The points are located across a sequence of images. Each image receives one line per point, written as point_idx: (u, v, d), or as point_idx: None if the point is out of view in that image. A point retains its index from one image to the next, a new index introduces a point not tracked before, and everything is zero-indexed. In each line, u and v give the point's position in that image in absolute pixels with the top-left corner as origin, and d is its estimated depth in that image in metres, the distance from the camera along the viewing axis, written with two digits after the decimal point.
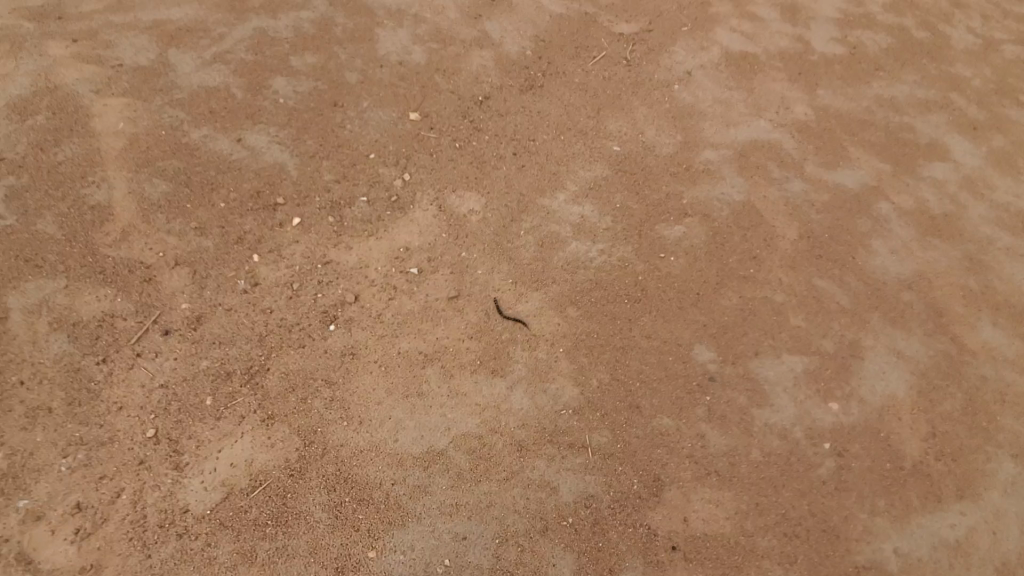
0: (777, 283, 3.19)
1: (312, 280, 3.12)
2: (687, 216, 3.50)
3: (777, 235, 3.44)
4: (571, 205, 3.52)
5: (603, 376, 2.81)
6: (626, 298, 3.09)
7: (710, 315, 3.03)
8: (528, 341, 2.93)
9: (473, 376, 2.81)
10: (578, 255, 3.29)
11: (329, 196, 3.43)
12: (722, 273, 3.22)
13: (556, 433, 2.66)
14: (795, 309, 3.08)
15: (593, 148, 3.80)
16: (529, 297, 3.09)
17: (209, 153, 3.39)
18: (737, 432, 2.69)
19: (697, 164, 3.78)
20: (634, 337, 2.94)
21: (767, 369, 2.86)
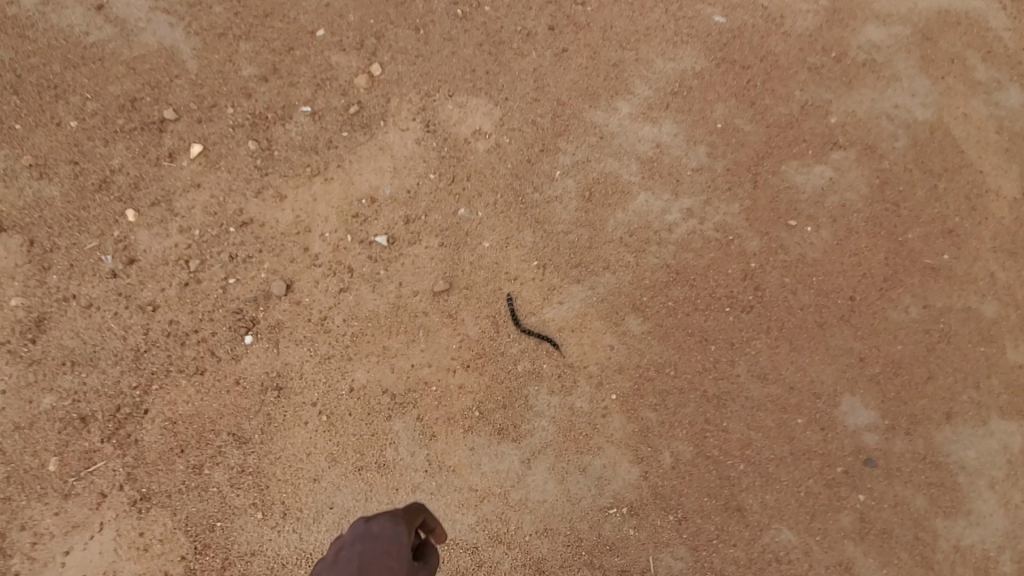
0: (982, 284, 1.91)
1: (220, 254, 1.97)
2: (839, 145, 2.10)
3: (988, 189, 2.06)
4: (639, 125, 2.14)
5: (684, 449, 1.72)
6: (728, 306, 1.85)
7: (873, 342, 1.80)
8: (561, 378, 1.80)
9: (468, 438, 1.76)
10: (649, 218, 1.99)
11: (249, 106, 2.13)
12: (896, 261, 1.91)
13: (600, 549, 1.69)
14: (1015, 335, 1.86)
15: (682, 16, 2.24)
16: (568, 295, 1.90)
17: (51, 33, 2.08)
18: (905, 562, 1.67)
19: (856, 50, 2.22)
20: (739, 380, 1.77)
21: (964, 448, 1.73)
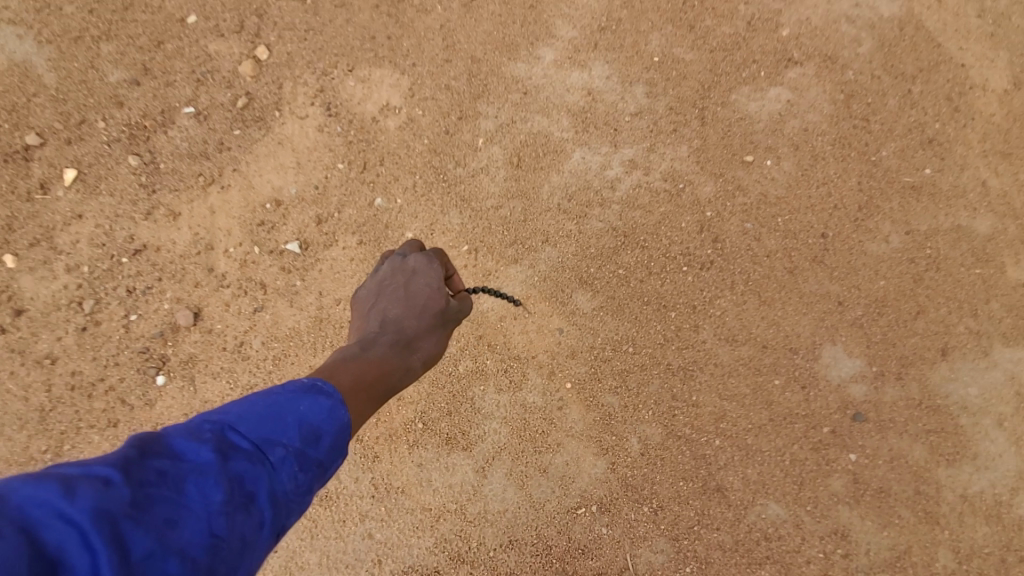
0: (975, 192, 1.65)
1: (115, 288, 1.76)
2: (795, 62, 1.83)
3: (971, 84, 1.79)
4: (567, 72, 1.87)
5: (651, 432, 1.54)
6: (686, 266, 1.64)
7: (852, 282, 1.59)
8: (508, 373, 1.61)
9: (414, 454, 1.58)
10: (586, 178, 1.75)
11: (123, 116, 1.88)
12: (871, 185, 1.67)
13: (570, 552, 1.52)
14: (1015, 249, 1.61)
15: None
16: (506, 280, 1.68)
17: None
18: (910, 522, 1.46)
19: None
20: (706, 347, 1.57)
21: (964, 385, 1.52)
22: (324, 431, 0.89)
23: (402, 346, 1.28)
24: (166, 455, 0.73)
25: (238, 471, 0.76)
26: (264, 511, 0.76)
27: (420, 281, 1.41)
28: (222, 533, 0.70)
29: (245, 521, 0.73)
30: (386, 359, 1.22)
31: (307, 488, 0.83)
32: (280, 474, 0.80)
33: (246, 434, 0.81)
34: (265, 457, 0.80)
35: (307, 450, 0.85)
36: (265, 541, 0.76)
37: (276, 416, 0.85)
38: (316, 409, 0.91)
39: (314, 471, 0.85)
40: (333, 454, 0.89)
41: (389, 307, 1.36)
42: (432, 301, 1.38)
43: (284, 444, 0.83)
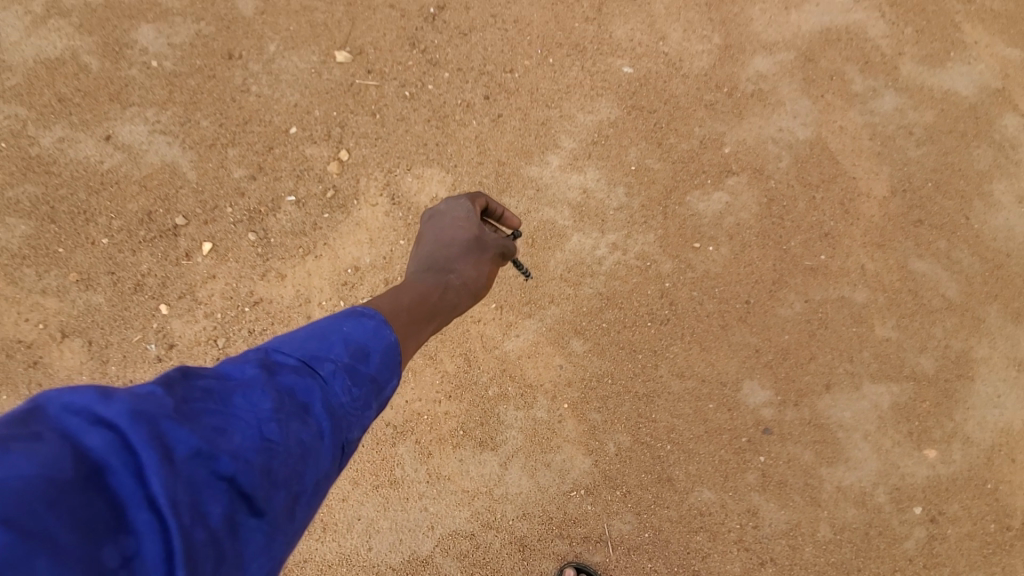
0: (857, 273, 2.35)
1: (241, 329, 2.47)
2: (732, 172, 2.51)
3: (860, 192, 2.47)
4: (568, 175, 2.54)
5: (624, 439, 2.23)
6: (650, 321, 2.33)
7: (765, 336, 2.28)
8: (523, 396, 2.27)
9: (457, 452, 2.24)
10: (581, 256, 2.42)
11: (244, 202, 2.55)
12: (782, 267, 2.36)
13: (566, 523, 2.18)
14: (883, 314, 2.29)
15: (594, 73, 2.65)
16: (523, 329, 2.34)
17: (69, 166, 2.50)
18: (799, 503, 2.16)
19: (745, 82, 2.63)
20: (662, 380, 2.27)
21: (842, 410, 2.21)
22: (366, 340, 1.22)
23: (440, 270, 1.75)
24: (222, 376, 0.96)
25: (286, 383, 1.01)
26: (319, 416, 1.01)
27: (452, 219, 1.89)
28: (278, 434, 0.92)
29: (297, 424, 0.96)
30: (429, 281, 1.70)
31: (358, 395, 1.11)
32: (330, 387, 1.07)
33: (290, 356, 1.08)
34: (314, 371, 1.07)
35: (353, 364, 1.14)
36: (318, 440, 0.98)
37: (320, 337, 1.16)
38: (360, 330, 1.24)
39: (356, 380, 1.12)
40: (382, 367, 1.20)
41: (430, 243, 1.86)
42: (461, 231, 1.85)
43: (331, 360, 1.12)
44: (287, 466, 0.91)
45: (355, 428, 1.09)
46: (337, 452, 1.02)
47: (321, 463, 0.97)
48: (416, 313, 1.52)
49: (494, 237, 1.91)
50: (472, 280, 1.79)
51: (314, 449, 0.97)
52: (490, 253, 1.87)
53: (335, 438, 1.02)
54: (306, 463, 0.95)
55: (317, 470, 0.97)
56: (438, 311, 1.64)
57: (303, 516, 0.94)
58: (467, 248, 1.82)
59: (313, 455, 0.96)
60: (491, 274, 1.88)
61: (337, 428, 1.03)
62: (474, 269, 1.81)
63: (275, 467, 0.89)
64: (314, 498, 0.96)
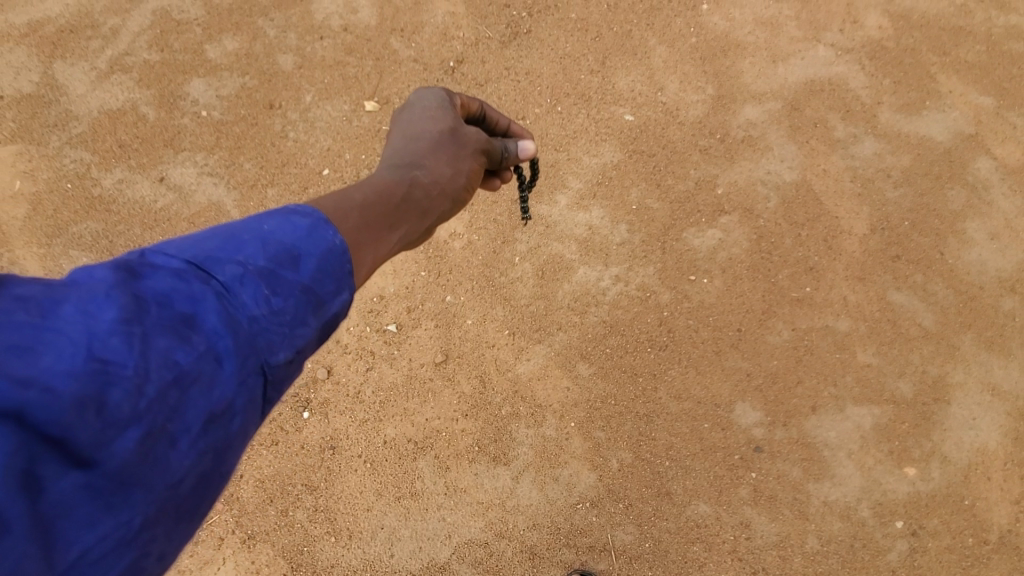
0: (840, 305, 2.58)
1: None
2: (724, 212, 2.75)
3: (842, 230, 2.71)
4: (576, 213, 2.76)
5: (626, 455, 2.43)
6: (649, 346, 2.56)
7: (755, 361, 2.52)
8: (533, 415, 2.49)
9: (473, 466, 2.44)
10: (587, 287, 2.65)
11: None
12: (770, 298, 2.60)
13: (574, 534, 2.36)
14: (863, 341, 2.53)
15: (598, 121, 2.92)
16: (534, 354, 2.57)
17: (127, 205, 2.79)
18: (789, 516, 2.35)
19: (736, 130, 2.89)
20: (661, 401, 2.49)
21: (827, 430, 2.43)
22: (291, 243, 0.99)
23: (407, 166, 1.54)
24: (51, 281, 0.75)
25: (155, 290, 0.80)
26: (207, 332, 0.82)
27: (422, 108, 1.72)
28: (126, 353, 0.73)
29: (165, 343, 0.77)
30: (392, 175, 1.48)
31: (279, 308, 0.91)
32: (233, 295, 0.87)
33: (175, 255, 0.86)
34: (207, 275, 0.86)
35: (272, 269, 0.94)
36: (205, 363, 0.80)
37: (232, 239, 0.93)
38: (291, 229, 1.01)
39: (274, 291, 0.92)
40: (320, 277, 0.99)
41: (399, 136, 1.67)
42: (433, 122, 1.67)
43: (238, 262, 0.90)
44: (139, 394, 0.73)
45: (284, 349, 0.91)
46: (245, 375, 0.84)
47: (213, 389, 0.80)
48: (373, 215, 1.28)
49: (472, 133, 1.73)
50: (445, 180, 1.58)
51: (195, 374, 0.79)
52: (467, 148, 1.68)
53: (237, 358, 0.83)
54: (186, 391, 0.78)
55: (207, 400, 0.79)
56: (403, 214, 1.40)
57: (187, 460, 0.78)
58: (440, 143, 1.63)
59: (196, 380, 0.79)
60: (471, 176, 1.67)
61: (241, 348, 0.84)
62: (448, 165, 1.61)
63: (111, 399, 0.70)
64: (209, 435, 0.80)
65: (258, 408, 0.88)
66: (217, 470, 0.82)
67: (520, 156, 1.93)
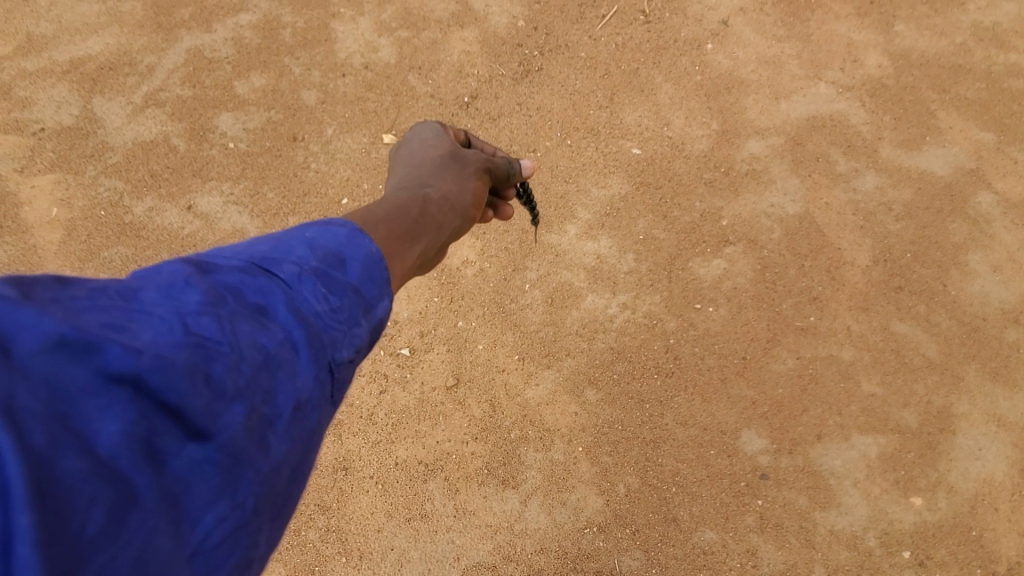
0: (843, 335, 2.64)
1: None
2: (729, 242, 2.83)
3: (845, 261, 2.77)
4: (584, 242, 2.86)
5: (633, 480, 2.46)
6: (656, 373, 2.62)
7: (761, 388, 2.57)
8: (542, 439, 2.54)
9: (481, 489, 2.49)
10: (595, 314, 2.73)
11: None
12: (775, 327, 2.66)
13: (581, 558, 2.39)
14: (868, 370, 2.57)
15: (606, 153, 3.04)
16: (543, 379, 2.63)
17: (156, 231, 2.93)
18: (796, 545, 2.36)
19: (739, 163, 2.99)
20: (668, 427, 2.53)
21: (833, 458, 2.45)
22: (335, 248, 1.11)
23: (418, 186, 1.69)
24: (139, 276, 0.85)
25: (225, 283, 0.91)
26: (281, 320, 0.93)
27: (421, 141, 1.97)
28: (218, 331, 0.83)
29: (249, 327, 0.88)
30: (407, 194, 1.62)
31: (338, 305, 1.03)
32: (295, 290, 0.99)
33: (234, 257, 0.98)
34: (269, 273, 0.98)
35: (324, 269, 1.06)
36: (285, 349, 0.91)
37: (283, 247, 1.06)
38: (330, 236, 1.14)
39: (328, 287, 1.03)
40: (366, 279, 1.11)
41: (404, 165, 1.87)
42: (434, 150, 1.90)
43: (292, 262, 1.03)
44: (237, 369, 0.82)
45: (346, 346, 1.01)
46: (318, 364, 0.95)
47: (295, 375, 0.90)
48: (396, 229, 1.40)
49: (471, 155, 1.95)
50: (453, 197, 1.73)
51: (279, 357, 0.89)
52: (469, 168, 1.88)
53: (310, 347, 0.94)
54: (273, 373, 0.87)
55: (289, 382, 0.89)
56: (422, 227, 1.52)
57: (282, 443, 0.86)
58: (445, 167, 1.83)
59: (281, 363, 0.89)
60: (476, 193, 1.84)
61: (312, 337, 0.95)
62: (455, 184, 1.78)
63: (216, 370, 0.79)
64: (295, 419, 0.89)
65: (328, 402, 0.97)
66: (301, 458, 0.90)
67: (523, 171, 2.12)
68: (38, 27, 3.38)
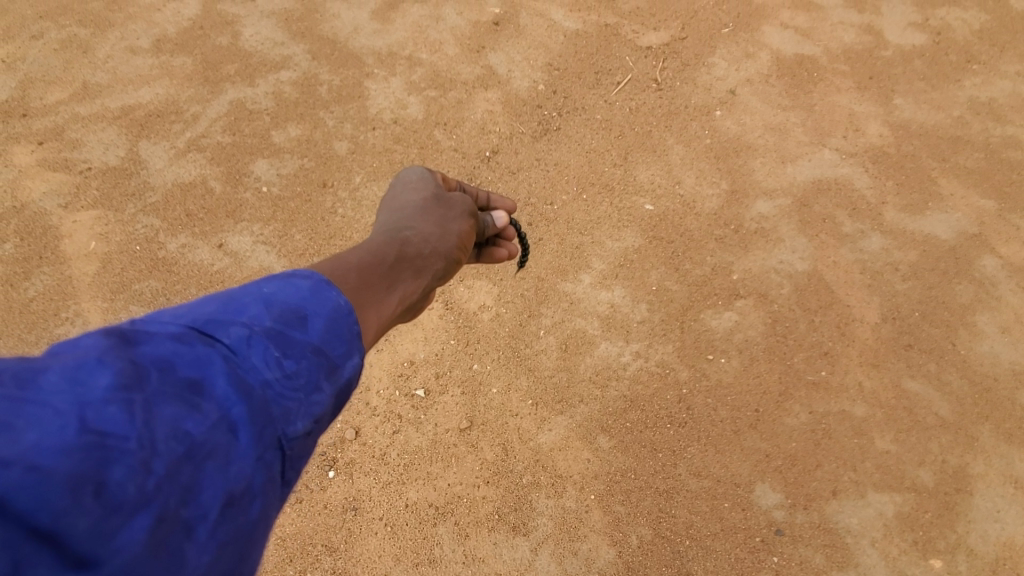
0: (856, 391, 2.66)
1: None
2: (740, 296, 2.90)
3: (854, 318, 2.83)
4: (598, 291, 2.94)
5: (646, 531, 2.45)
6: (669, 422, 2.64)
7: (774, 442, 2.57)
8: (554, 485, 2.53)
9: (492, 535, 2.46)
10: (609, 361, 2.77)
11: None
12: (787, 380, 2.69)
13: None
14: (881, 427, 2.58)
15: (621, 208, 3.17)
16: (555, 424, 2.65)
17: (187, 267, 3.05)
18: None
19: (749, 222, 3.11)
20: (681, 478, 2.53)
21: (848, 515, 2.44)
22: (290, 306, 1.08)
23: (397, 231, 1.66)
24: (55, 354, 0.81)
25: (154, 356, 0.87)
26: (216, 399, 0.88)
27: (405, 183, 1.91)
28: (126, 425, 0.78)
29: (171, 414, 0.83)
30: (385, 239, 1.60)
31: (288, 371, 0.99)
32: (238, 358, 0.95)
33: (173, 322, 0.94)
34: (211, 340, 0.94)
35: (277, 329, 1.02)
36: (216, 434, 0.86)
37: (231, 308, 1.01)
38: (291, 291, 1.11)
39: (275, 354, 0.99)
40: (332, 336, 1.10)
41: (387, 208, 1.83)
42: (418, 193, 1.85)
43: (239, 324, 0.99)
44: (143, 471, 0.77)
45: (297, 417, 0.98)
46: (259, 445, 0.91)
47: (226, 464, 0.86)
48: (370, 278, 1.38)
49: (458, 198, 1.90)
50: (434, 240, 1.70)
51: (206, 445, 0.85)
52: (455, 212, 1.84)
53: (249, 427, 0.90)
54: (197, 466, 0.83)
55: (221, 475, 0.85)
56: (399, 274, 1.50)
57: (206, 549, 0.82)
58: (427, 209, 1.79)
59: (207, 453, 0.84)
60: (461, 235, 1.79)
61: (251, 414, 0.91)
62: (436, 227, 1.74)
63: (114, 476, 0.74)
64: (222, 517, 0.84)
65: (276, 486, 0.94)
66: (231, 557, 0.86)
67: (497, 225, 2.12)
68: (94, 77, 3.65)
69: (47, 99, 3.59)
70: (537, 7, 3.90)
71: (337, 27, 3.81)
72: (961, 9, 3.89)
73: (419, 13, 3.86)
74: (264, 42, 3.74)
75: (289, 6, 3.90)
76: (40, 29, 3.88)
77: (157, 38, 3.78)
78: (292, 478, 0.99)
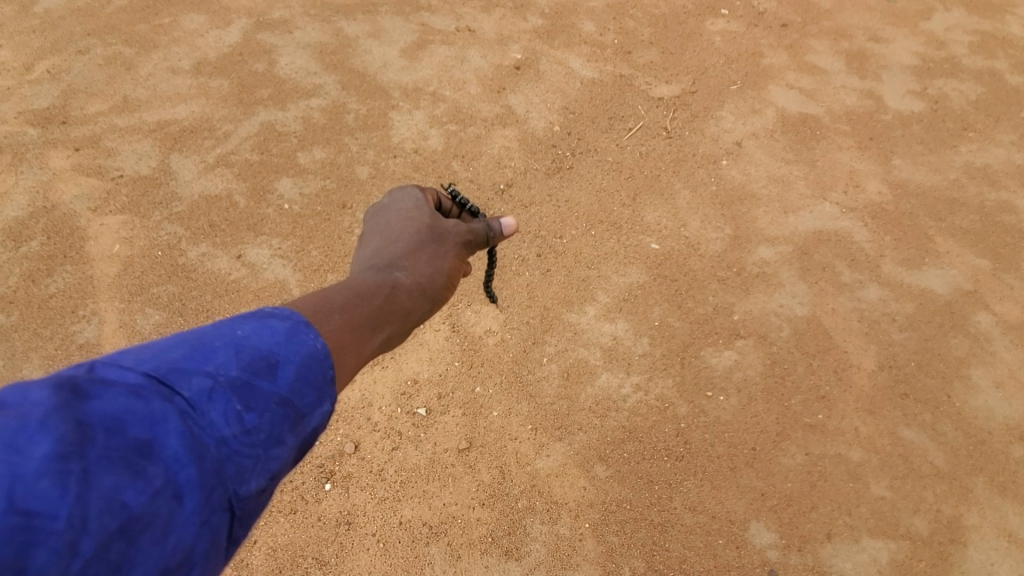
0: (852, 436, 2.69)
1: None
2: (740, 335, 2.97)
3: (851, 364, 2.89)
4: (602, 323, 3.02)
5: (638, 564, 2.45)
6: (667, 456, 2.66)
7: (770, 481, 2.59)
8: (549, 511, 2.54)
9: (484, 558, 2.46)
10: (608, 392, 2.82)
11: None
12: (784, 421, 2.73)
13: None
14: (876, 473, 2.60)
15: (627, 246, 3.28)
16: (553, 451, 2.67)
17: (205, 274, 3.14)
18: None
19: (750, 265, 3.21)
20: (676, 512, 2.54)
21: (842, 559, 2.44)
22: (261, 352, 1.05)
23: (389, 269, 1.69)
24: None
25: (103, 414, 0.82)
26: (165, 461, 0.83)
27: (398, 210, 1.92)
28: (58, 499, 0.73)
29: (111, 482, 0.78)
30: (376, 280, 1.63)
31: (252, 425, 0.95)
32: (197, 413, 0.90)
33: (133, 370, 0.89)
34: (170, 393, 0.89)
35: (242, 379, 0.99)
36: (159, 502, 0.81)
37: (197, 353, 0.98)
38: (264, 335, 1.08)
39: (241, 404, 0.96)
40: (301, 384, 1.07)
41: (376, 236, 1.85)
42: (412, 223, 1.86)
43: (203, 374, 0.95)
44: (70, 554, 0.72)
45: (252, 475, 0.93)
46: (206, 509, 0.86)
47: (165, 536, 0.81)
48: (354, 319, 1.41)
49: (450, 226, 1.91)
50: (426, 281, 1.73)
51: (145, 517, 0.80)
52: (447, 247, 1.86)
53: (196, 492, 0.85)
54: (132, 541, 0.78)
55: (159, 549, 0.80)
56: (388, 315, 1.54)
57: None
58: (420, 245, 1.81)
59: (144, 526, 0.79)
60: (450, 275, 1.83)
61: (201, 476, 0.86)
62: (428, 266, 1.77)
63: (36, 561, 0.70)
64: None
65: (224, 543, 0.90)
66: None
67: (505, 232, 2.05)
68: (135, 92, 3.85)
69: (86, 109, 3.78)
70: (557, 55, 4.14)
71: (368, 61, 4.04)
72: (958, 81, 4.11)
73: (445, 54, 4.10)
74: (298, 71, 3.97)
75: (324, 39, 4.15)
76: (87, 44, 4.11)
77: (198, 61, 4.01)
78: (240, 537, 0.94)
